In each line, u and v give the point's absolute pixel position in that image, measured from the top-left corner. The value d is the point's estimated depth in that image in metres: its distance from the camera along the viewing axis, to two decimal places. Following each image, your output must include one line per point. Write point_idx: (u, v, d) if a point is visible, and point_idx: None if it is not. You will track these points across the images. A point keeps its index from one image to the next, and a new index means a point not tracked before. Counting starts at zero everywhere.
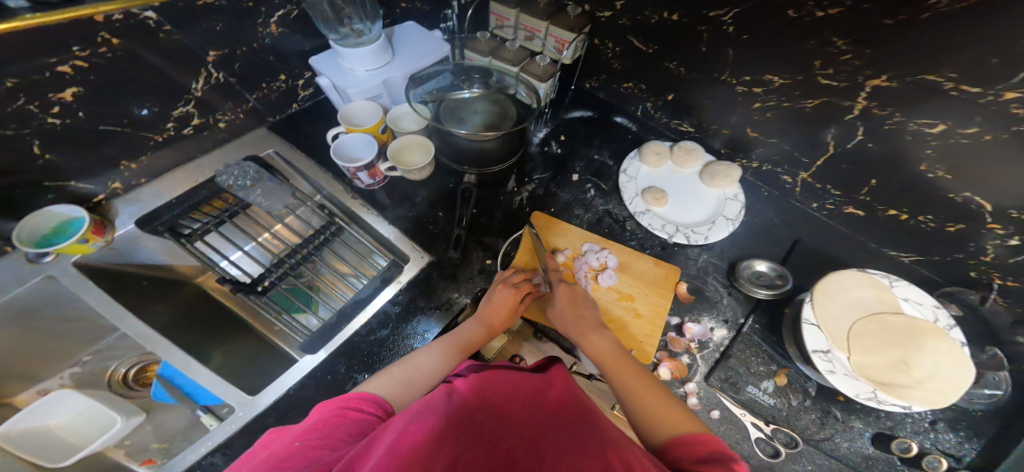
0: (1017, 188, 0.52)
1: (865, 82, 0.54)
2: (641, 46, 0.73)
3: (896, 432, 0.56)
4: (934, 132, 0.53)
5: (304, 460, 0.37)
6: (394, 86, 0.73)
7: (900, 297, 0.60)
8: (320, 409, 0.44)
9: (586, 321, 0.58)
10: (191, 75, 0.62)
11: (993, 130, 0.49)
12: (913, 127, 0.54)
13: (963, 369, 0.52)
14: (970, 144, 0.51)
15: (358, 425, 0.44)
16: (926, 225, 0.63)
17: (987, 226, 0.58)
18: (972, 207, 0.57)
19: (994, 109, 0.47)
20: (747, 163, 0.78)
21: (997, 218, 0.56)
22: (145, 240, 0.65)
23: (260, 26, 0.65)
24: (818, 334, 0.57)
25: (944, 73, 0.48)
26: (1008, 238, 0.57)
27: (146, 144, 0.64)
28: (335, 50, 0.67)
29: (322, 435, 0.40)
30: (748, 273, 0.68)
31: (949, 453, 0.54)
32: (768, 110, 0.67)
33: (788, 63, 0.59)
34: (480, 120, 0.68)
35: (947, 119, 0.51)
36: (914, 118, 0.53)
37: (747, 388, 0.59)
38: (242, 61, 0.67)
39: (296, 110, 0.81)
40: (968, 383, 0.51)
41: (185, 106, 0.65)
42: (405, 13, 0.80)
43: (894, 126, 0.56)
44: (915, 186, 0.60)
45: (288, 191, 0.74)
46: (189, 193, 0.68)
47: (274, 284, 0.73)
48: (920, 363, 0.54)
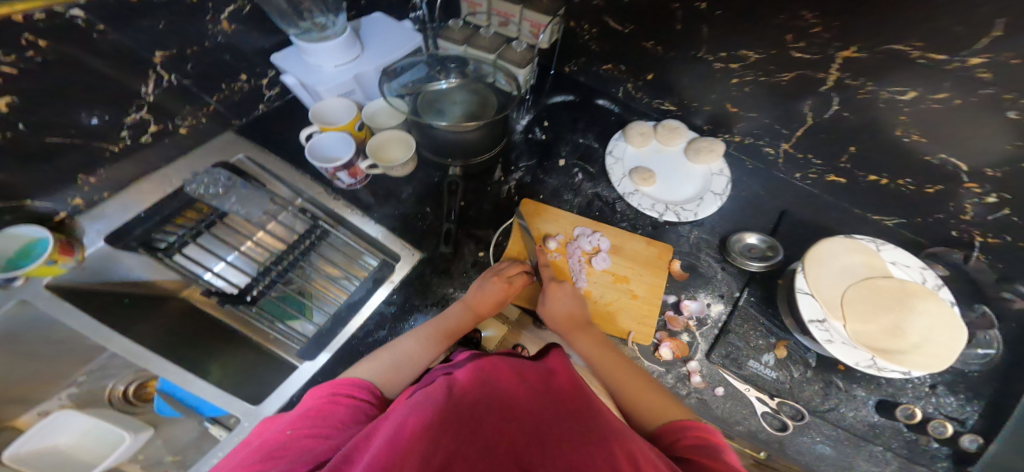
0: (992, 147, 0.51)
1: (836, 55, 0.53)
2: (617, 27, 0.71)
3: (898, 398, 0.56)
4: (907, 99, 0.53)
5: (297, 448, 0.37)
6: (366, 81, 0.71)
7: (888, 261, 0.60)
8: (313, 395, 0.45)
9: (575, 319, 0.59)
10: (140, 78, 0.60)
11: (961, 95, 0.48)
12: (886, 96, 0.54)
13: (956, 332, 0.53)
14: (941, 110, 0.51)
15: (351, 411, 0.44)
16: (907, 188, 0.63)
17: (965, 185, 0.57)
18: (948, 169, 0.57)
19: (959, 75, 0.47)
20: (729, 138, 0.77)
21: (973, 178, 0.56)
22: (120, 256, 0.62)
23: (210, 23, 0.63)
24: (812, 302, 0.57)
25: (909, 42, 0.48)
26: (985, 196, 0.56)
27: (102, 156, 0.61)
28: (297, 46, 0.66)
29: (314, 422, 0.41)
30: (739, 246, 0.68)
31: (953, 417, 0.54)
32: (746, 85, 0.66)
33: (760, 38, 0.58)
34: (460, 110, 0.66)
35: (915, 86, 0.51)
36: (884, 87, 0.53)
37: (747, 363, 0.59)
38: (194, 62, 0.65)
39: (263, 110, 0.80)
40: (963, 344, 0.52)
41: (139, 112, 0.62)
42: (370, 3, 0.79)
43: (867, 96, 0.55)
44: (895, 151, 0.60)
45: (265, 197, 0.75)
46: (160, 204, 0.66)
47: (263, 292, 0.75)
48: (915, 327, 0.54)
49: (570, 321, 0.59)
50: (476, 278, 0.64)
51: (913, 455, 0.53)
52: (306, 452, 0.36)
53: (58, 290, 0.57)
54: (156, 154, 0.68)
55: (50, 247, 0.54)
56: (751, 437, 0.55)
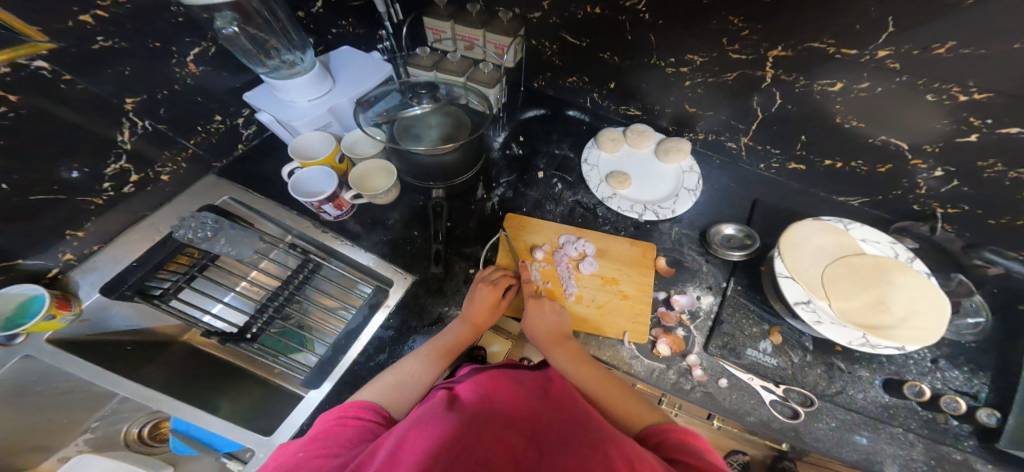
0: (924, 126, 0.55)
1: (766, 54, 0.59)
2: (574, 41, 0.75)
3: (904, 376, 0.57)
4: (834, 90, 0.58)
5: (310, 467, 0.39)
6: (341, 113, 0.74)
7: (857, 238, 0.63)
8: (323, 418, 0.46)
9: (554, 334, 0.59)
10: (114, 127, 0.61)
11: (882, 84, 0.54)
12: (818, 88, 0.59)
13: (939, 302, 0.55)
14: (869, 97, 0.56)
15: (358, 431, 0.45)
16: (860, 169, 0.66)
17: (911, 162, 0.61)
18: (892, 148, 0.61)
19: (874, 66, 0.52)
20: (694, 136, 0.80)
21: (915, 154, 0.59)
22: (116, 307, 0.64)
23: (178, 66, 0.66)
24: (795, 285, 0.59)
25: (823, 39, 0.53)
26: (933, 171, 0.60)
27: (87, 210, 0.62)
28: (270, 84, 0.68)
29: (324, 444, 0.42)
30: (718, 237, 0.70)
31: (964, 392, 0.55)
32: (699, 87, 0.70)
33: (701, 41, 0.62)
34: (436, 133, 0.69)
35: (840, 78, 0.56)
36: (817, 80, 0.58)
37: (747, 352, 0.60)
38: (167, 105, 0.67)
39: (242, 150, 0.82)
40: (948, 313, 0.54)
41: (118, 162, 0.63)
42: (337, 37, 0.84)
43: (802, 89, 0.60)
44: (840, 138, 0.64)
45: (255, 236, 0.75)
46: (150, 251, 0.67)
47: (262, 329, 0.72)
48: (898, 301, 0.56)
49: (548, 335, 0.59)
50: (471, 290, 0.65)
51: (934, 433, 0.53)
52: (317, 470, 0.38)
53: (61, 342, 0.58)
54: (148, 200, 0.70)
55: (48, 303, 0.55)
56: (765, 427, 0.55)
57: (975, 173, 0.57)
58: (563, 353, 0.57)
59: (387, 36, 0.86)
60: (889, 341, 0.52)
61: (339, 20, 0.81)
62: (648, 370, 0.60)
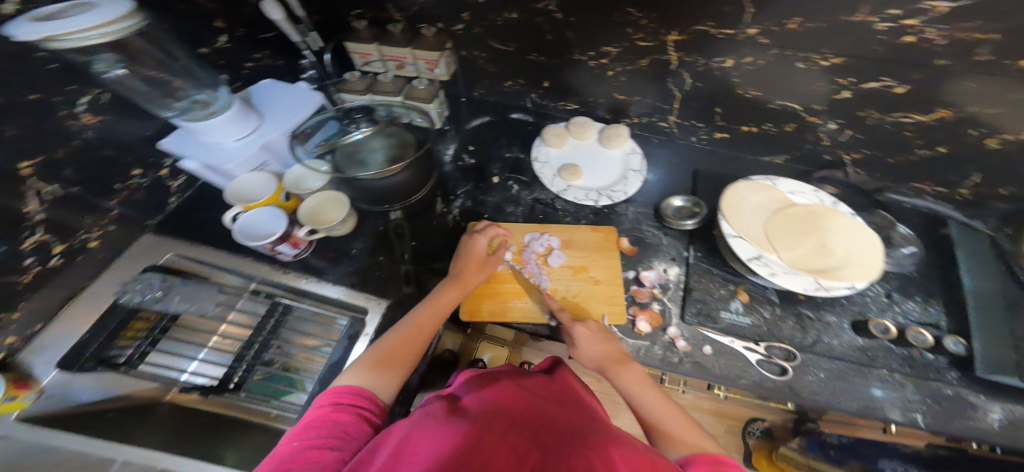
0: (807, 88, 0.63)
1: (665, 40, 0.64)
2: (500, 47, 0.77)
3: (868, 315, 0.63)
4: (728, 66, 0.64)
5: (305, 461, 0.39)
6: (277, 149, 0.70)
7: (785, 192, 0.68)
8: (315, 405, 0.46)
9: (614, 357, 0.58)
10: (17, 198, 0.55)
11: (756, 55, 0.61)
12: (714, 66, 0.65)
13: (869, 239, 0.61)
14: (761, 66, 0.62)
15: (353, 421, 0.45)
16: (771, 131, 0.73)
17: (809, 121, 0.68)
18: (788, 110, 0.68)
19: (749, 43, 0.59)
20: (631, 121, 0.85)
21: (810, 113, 0.67)
22: (81, 379, 0.57)
23: (68, 117, 0.59)
24: (743, 242, 0.63)
25: (705, 23, 0.59)
26: (827, 124, 0.67)
27: (16, 289, 0.56)
28: (189, 129, 0.64)
29: (319, 434, 0.42)
30: (669, 210, 0.75)
31: (926, 324, 0.61)
32: (621, 75, 0.75)
33: (609, 36, 0.67)
34: (380, 156, 0.78)
35: (727, 55, 0.63)
36: (710, 58, 0.64)
37: (721, 314, 0.64)
38: (74, 166, 0.61)
39: (176, 203, 0.78)
40: (879, 247, 0.60)
41: (34, 234, 0.58)
42: (254, 70, 0.82)
43: (703, 68, 0.66)
44: (748, 107, 0.70)
45: (212, 287, 0.72)
46: (103, 319, 0.62)
47: (244, 376, 0.70)
48: (836, 244, 0.61)
49: (610, 359, 0.57)
50: (457, 250, 0.70)
51: (918, 371, 0.57)
52: (315, 462, 0.39)
53: (33, 419, 0.51)
54: (79, 272, 0.64)
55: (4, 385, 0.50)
56: (759, 388, 0.57)
57: (861, 121, 0.64)
58: (630, 375, 0.56)
59: (311, 65, 0.88)
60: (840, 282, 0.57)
61: (252, 53, 0.80)
62: (635, 349, 0.62)
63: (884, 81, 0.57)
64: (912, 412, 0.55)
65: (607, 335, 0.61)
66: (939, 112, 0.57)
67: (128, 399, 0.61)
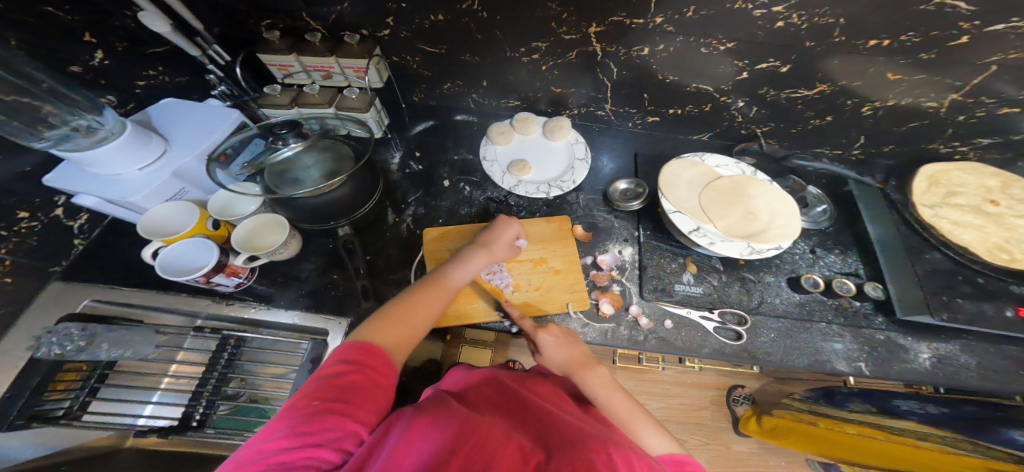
0: (714, 73, 0.69)
1: (588, 32, 0.67)
2: (431, 50, 0.76)
3: (800, 271, 0.70)
4: (646, 54, 0.68)
5: (321, 428, 0.37)
6: (192, 175, 0.65)
7: (713, 166, 0.74)
8: (328, 368, 0.42)
9: (582, 359, 0.57)
10: None
11: (669, 43, 0.65)
12: (635, 54, 0.69)
13: (784, 200, 0.68)
14: (675, 52, 0.67)
15: (373, 391, 0.42)
16: (694, 112, 0.78)
17: (723, 101, 0.74)
18: (703, 93, 0.73)
19: (660, 31, 0.63)
20: (571, 112, 0.87)
21: (721, 94, 0.73)
22: (11, 436, 0.52)
23: None
24: (683, 217, 0.67)
25: (619, 14, 0.62)
26: (737, 103, 0.74)
27: None
28: (71, 161, 0.56)
29: (341, 397, 0.40)
30: (616, 194, 0.78)
31: (847, 274, 0.69)
32: (554, 69, 0.77)
33: (536, 31, 0.69)
34: (317, 172, 0.68)
35: (645, 44, 0.66)
36: (630, 48, 0.68)
37: (676, 287, 0.68)
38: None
39: (82, 245, 0.70)
40: (794, 209, 0.67)
41: None
42: (149, 90, 0.74)
43: (625, 57, 0.70)
44: (671, 92, 0.75)
45: (148, 330, 0.62)
46: (23, 376, 0.55)
47: (208, 412, 0.59)
48: (761, 208, 0.67)
49: (576, 362, 0.57)
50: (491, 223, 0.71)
51: (851, 320, 0.65)
52: (334, 429, 0.37)
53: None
54: None
55: None
56: (721, 354, 0.62)
57: (764, 97, 0.71)
58: (596, 378, 0.55)
59: (218, 80, 0.78)
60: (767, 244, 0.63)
61: (144, 70, 0.72)
62: (603, 332, 0.64)
63: (771, 62, 0.64)
64: (857, 362, 0.62)
65: (569, 338, 0.60)
66: (818, 86, 0.67)
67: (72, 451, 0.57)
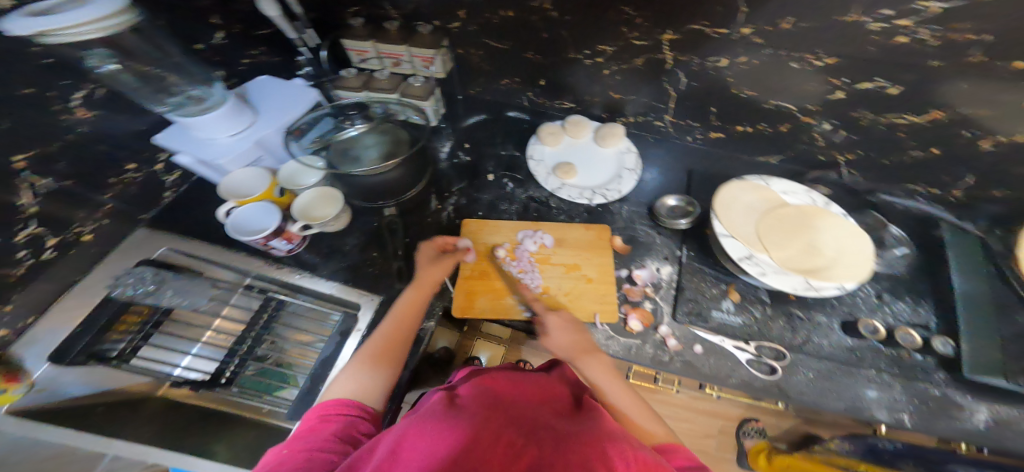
0: (804, 87, 0.63)
1: (661, 39, 0.65)
2: (496, 45, 0.77)
3: (857, 315, 0.63)
4: (723, 65, 0.65)
5: (296, 465, 0.39)
6: (270, 145, 0.70)
7: (779, 191, 0.69)
8: (305, 417, 0.46)
9: (582, 345, 0.59)
10: (12, 192, 0.54)
11: (754, 55, 0.61)
12: (710, 65, 0.66)
13: (861, 239, 0.61)
14: (754, 67, 0.63)
15: (342, 426, 0.45)
16: (766, 130, 0.74)
17: (805, 121, 0.69)
18: (784, 111, 0.68)
19: (744, 41, 0.60)
20: (626, 120, 0.85)
21: (805, 114, 0.67)
22: (65, 373, 0.56)
23: (64, 113, 0.58)
24: (735, 242, 0.64)
25: (700, 22, 0.60)
26: (823, 124, 0.68)
27: (6, 282, 0.56)
28: (180, 124, 0.63)
29: (307, 441, 0.42)
30: (663, 210, 0.75)
31: (917, 325, 0.62)
32: (616, 74, 0.75)
33: (605, 34, 0.67)
34: (373, 153, 0.77)
35: (723, 54, 0.63)
36: (706, 58, 0.65)
37: (712, 314, 0.64)
38: (66, 159, 0.60)
39: (171, 197, 0.77)
40: (870, 249, 0.60)
41: (29, 227, 0.57)
42: (251, 67, 0.81)
43: (698, 67, 0.67)
44: (744, 106, 0.71)
45: (205, 283, 0.70)
46: (93, 314, 0.61)
47: (237, 371, 0.67)
48: (826, 244, 0.62)
49: (576, 347, 0.59)
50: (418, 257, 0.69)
51: (905, 370, 0.58)
52: (306, 460, 0.39)
53: (24, 413, 0.53)
54: (71, 265, 0.62)
55: None
56: (747, 387, 0.58)
57: (856, 122, 0.65)
58: (595, 362, 0.58)
59: (307, 62, 0.86)
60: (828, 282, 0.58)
61: (249, 49, 0.79)
62: (626, 347, 0.62)
63: (878, 81, 0.58)
64: (899, 413, 0.55)
65: (578, 326, 0.62)
66: (931, 112, 0.59)
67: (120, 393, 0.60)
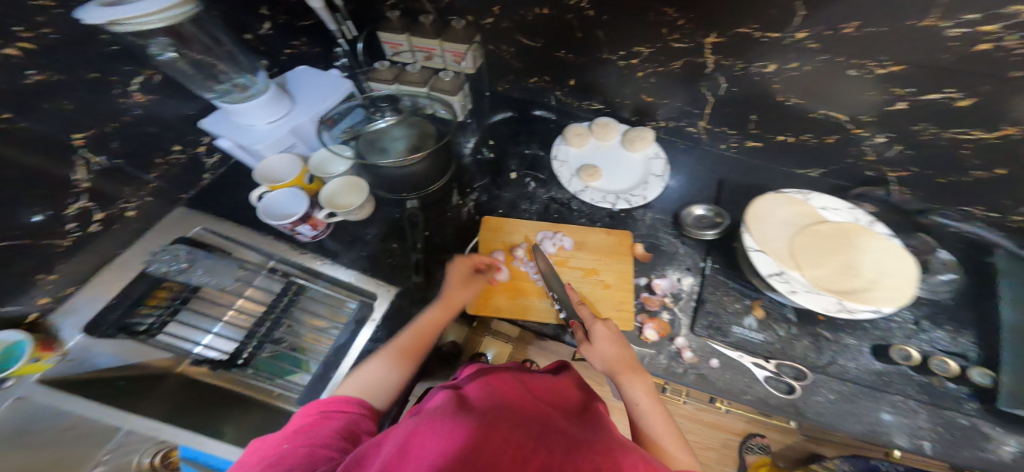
0: (857, 98, 0.60)
1: (704, 42, 0.62)
2: (529, 42, 0.77)
3: (891, 341, 0.60)
4: (770, 71, 0.62)
5: (293, 457, 0.38)
6: (304, 133, 0.72)
7: (818, 207, 0.66)
8: (302, 413, 0.44)
9: (628, 363, 0.55)
10: (66, 165, 0.58)
11: (808, 61, 0.58)
12: (755, 70, 0.63)
13: (906, 262, 0.58)
14: (802, 74, 0.61)
15: (342, 424, 0.44)
16: (811, 142, 0.70)
17: (853, 132, 0.65)
18: (831, 121, 0.65)
19: (797, 47, 0.57)
20: (656, 124, 0.83)
21: (856, 125, 0.64)
22: (99, 344, 0.59)
23: (121, 96, 0.62)
24: (766, 258, 0.61)
25: (749, 25, 0.57)
26: (875, 137, 0.64)
27: (56, 252, 0.59)
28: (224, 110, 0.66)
29: (308, 435, 0.41)
30: (690, 219, 0.72)
31: (954, 354, 0.58)
32: (650, 77, 0.73)
33: (644, 35, 0.66)
34: (402, 145, 0.74)
35: (773, 60, 0.60)
36: (752, 63, 0.62)
37: (733, 329, 0.62)
38: (120, 138, 0.64)
39: (209, 179, 0.80)
40: (915, 272, 0.57)
41: (79, 201, 0.60)
42: (293, 57, 0.83)
43: (741, 72, 0.65)
44: (788, 114, 0.68)
45: (234, 264, 0.73)
46: (128, 288, 0.64)
47: (253, 353, 0.69)
48: (866, 265, 0.59)
49: (621, 363, 0.54)
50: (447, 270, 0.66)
51: (934, 398, 0.55)
52: (306, 457, 0.38)
53: (51, 383, 0.54)
54: (113, 239, 0.66)
55: (29, 346, 0.52)
56: (763, 404, 0.56)
57: (913, 136, 0.61)
58: (639, 383, 0.53)
59: (344, 53, 0.88)
60: (865, 304, 0.54)
61: (291, 40, 0.81)
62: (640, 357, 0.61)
63: (947, 92, 0.54)
64: (922, 440, 0.52)
65: (621, 340, 0.57)
66: (1004, 129, 0.54)
67: (141, 367, 0.62)
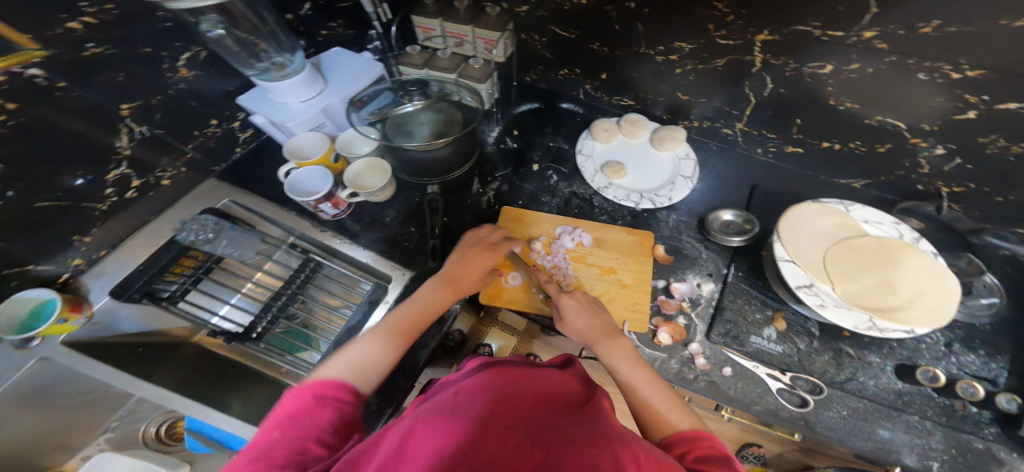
0: (918, 105, 0.56)
1: (754, 38, 0.60)
2: (563, 33, 0.75)
3: (917, 361, 0.57)
4: (825, 72, 0.59)
5: (281, 453, 0.37)
6: (334, 113, 0.74)
7: (859, 219, 0.63)
8: (292, 398, 0.43)
9: (603, 330, 0.56)
10: (112, 133, 0.60)
11: (871, 63, 0.55)
12: (808, 71, 0.60)
13: (945, 283, 0.54)
14: (859, 78, 0.57)
15: (328, 409, 0.43)
16: (858, 150, 0.67)
17: (910, 142, 0.62)
18: (889, 128, 0.62)
19: (862, 47, 0.54)
20: (689, 124, 0.81)
21: (915, 134, 0.60)
22: (125, 309, 0.62)
23: (169, 71, 0.64)
24: (795, 269, 0.58)
25: (808, 22, 0.54)
26: (934, 148, 0.60)
27: (93, 215, 0.62)
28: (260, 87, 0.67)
29: (297, 425, 0.40)
30: (717, 224, 0.70)
31: (981, 377, 0.55)
32: (689, 74, 0.71)
33: (687, 30, 0.64)
34: (428, 130, 0.74)
35: (830, 59, 0.57)
36: (805, 63, 0.59)
37: (750, 339, 0.60)
38: (162, 110, 0.65)
39: (241, 154, 0.81)
40: (956, 295, 0.53)
41: (119, 168, 0.62)
42: (327, 39, 0.83)
43: (793, 72, 0.62)
44: (837, 119, 0.65)
45: (256, 237, 0.74)
46: (153, 257, 0.66)
47: (267, 328, 0.71)
48: (904, 283, 0.55)
49: (596, 331, 0.56)
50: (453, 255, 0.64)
51: (952, 421, 0.52)
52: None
53: (75, 344, 0.57)
54: (145, 206, 0.68)
55: (60, 306, 0.55)
56: (772, 416, 0.54)
57: (978, 149, 0.57)
58: (616, 348, 0.55)
59: (377, 36, 0.88)
60: (898, 325, 0.52)
61: (328, 22, 0.81)
62: (650, 359, 0.59)
63: None
64: (930, 459, 0.50)
65: (595, 308, 0.60)
66: None
67: (161, 334, 0.67)
